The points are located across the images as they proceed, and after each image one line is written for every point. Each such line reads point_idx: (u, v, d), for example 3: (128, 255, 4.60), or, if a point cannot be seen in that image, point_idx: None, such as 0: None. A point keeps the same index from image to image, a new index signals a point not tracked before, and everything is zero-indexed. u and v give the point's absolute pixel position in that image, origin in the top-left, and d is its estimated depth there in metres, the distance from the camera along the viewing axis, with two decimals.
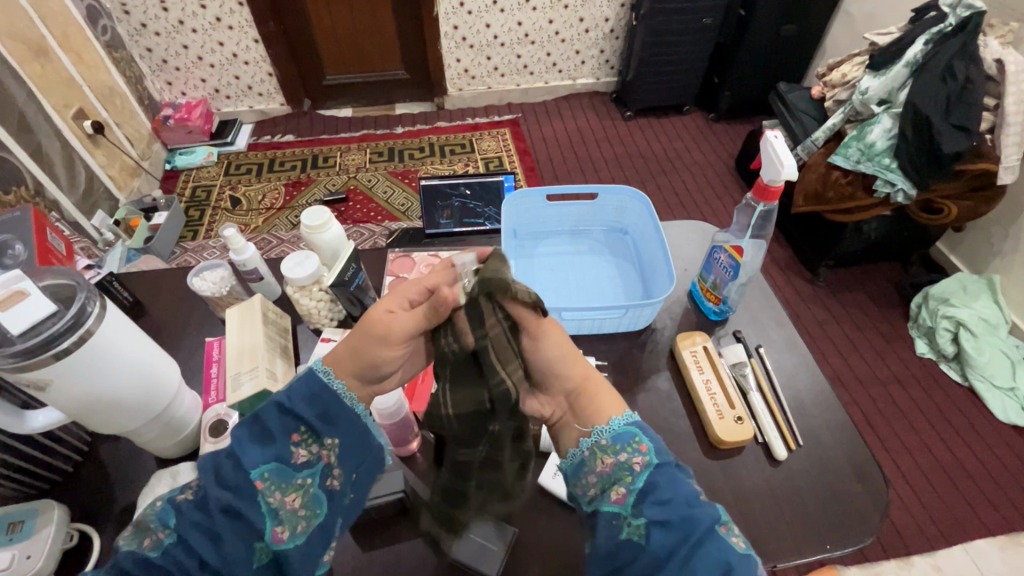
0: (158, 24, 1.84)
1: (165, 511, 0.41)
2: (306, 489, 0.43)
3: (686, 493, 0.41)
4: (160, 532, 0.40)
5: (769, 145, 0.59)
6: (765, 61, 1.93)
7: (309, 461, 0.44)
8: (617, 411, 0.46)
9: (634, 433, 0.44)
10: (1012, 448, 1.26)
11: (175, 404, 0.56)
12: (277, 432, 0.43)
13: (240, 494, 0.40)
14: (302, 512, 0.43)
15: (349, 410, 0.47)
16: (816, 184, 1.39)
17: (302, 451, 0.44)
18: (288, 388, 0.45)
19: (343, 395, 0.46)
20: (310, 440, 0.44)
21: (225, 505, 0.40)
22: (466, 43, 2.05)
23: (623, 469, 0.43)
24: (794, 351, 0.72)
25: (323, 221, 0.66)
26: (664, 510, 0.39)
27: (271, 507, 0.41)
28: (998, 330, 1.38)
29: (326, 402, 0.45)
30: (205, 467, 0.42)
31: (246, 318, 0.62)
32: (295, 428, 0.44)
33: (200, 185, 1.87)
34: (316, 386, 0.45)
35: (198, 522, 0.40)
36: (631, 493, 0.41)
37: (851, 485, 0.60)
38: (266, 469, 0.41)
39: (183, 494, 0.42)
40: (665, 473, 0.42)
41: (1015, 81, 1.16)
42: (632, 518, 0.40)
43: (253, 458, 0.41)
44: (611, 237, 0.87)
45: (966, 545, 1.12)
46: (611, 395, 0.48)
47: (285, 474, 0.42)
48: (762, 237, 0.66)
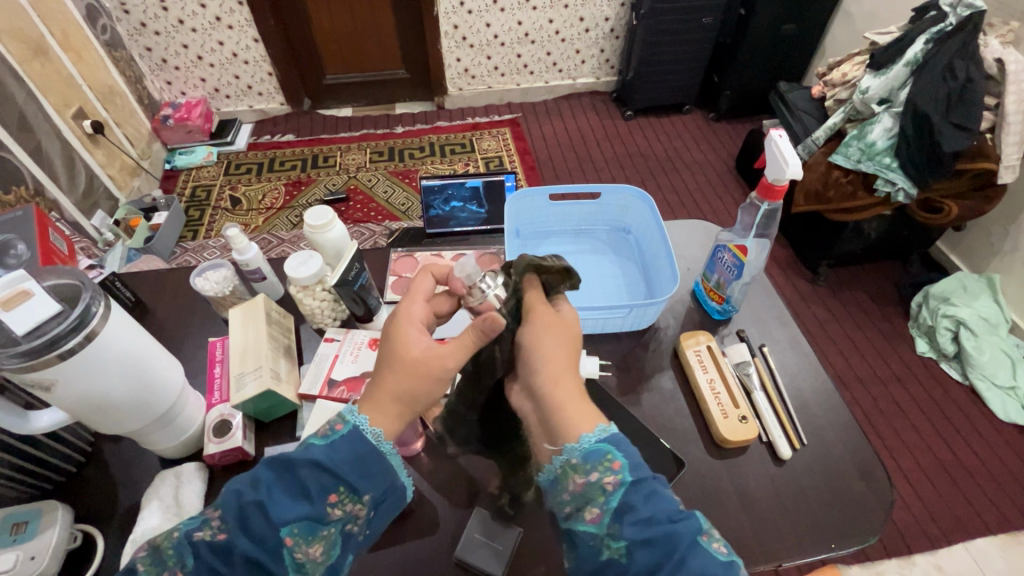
0: (157, 24, 1.84)
1: (182, 546, 0.40)
2: (332, 543, 0.41)
3: (664, 511, 0.38)
4: (178, 569, 0.40)
5: (773, 144, 0.59)
6: (765, 60, 1.94)
7: (341, 517, 0.41)
8: (586, 425, 0.42)
9: (605, 449, 0.40)
10: (1013, 447, 1.26)
11: (179, 404, 0.56)
12: (314, 491, 0.40)
13: (265, 547, 0.38)
14: (323, 561, 0.41)
15: (390, 466, 0.44)
16: (816, 184, 1.39)
17: (337, 509, 0.41)
18: (332, 441, 0.42)
19: (387, 453, 0.43)
20: (346, 499, 0.41)
21: (249, 556, 0.38)
22: (466, 43, 2.05)
23: (595, 489, 0.39)
24: (797, 350, 0.72)
25: (325, 221, 0.66)
26: (641, 531, 0.37)
27: (295, 561, 0.39)
28: (998, 329, 1.39)
29: (368, 461, 0.42)
30: (230, 507, 0.39)
31: (249, 317, 0.62)
32: (333, 487, 0.41)
33: (200, 185, 1.86)
34: (360, 444, 0.42)
35: (215, 567, 0.39)
36: (605, 514, 0.39)
37: (855, 483, 0.60)
38: (295, 526, 0.39)
39: (203, 531, 0.40)
40: (641, 491, 0.39)
41: (1016, 80, 1.16)
42: (611, 539, 0.38)
43: (283, 513, 0.39)
44: (613, 236, 0.87)
45: (967, 543, 1.12)
46: (589, 409, 0.43)
47: (314, 529, 0.40)
48: (767, 236, 0.66)
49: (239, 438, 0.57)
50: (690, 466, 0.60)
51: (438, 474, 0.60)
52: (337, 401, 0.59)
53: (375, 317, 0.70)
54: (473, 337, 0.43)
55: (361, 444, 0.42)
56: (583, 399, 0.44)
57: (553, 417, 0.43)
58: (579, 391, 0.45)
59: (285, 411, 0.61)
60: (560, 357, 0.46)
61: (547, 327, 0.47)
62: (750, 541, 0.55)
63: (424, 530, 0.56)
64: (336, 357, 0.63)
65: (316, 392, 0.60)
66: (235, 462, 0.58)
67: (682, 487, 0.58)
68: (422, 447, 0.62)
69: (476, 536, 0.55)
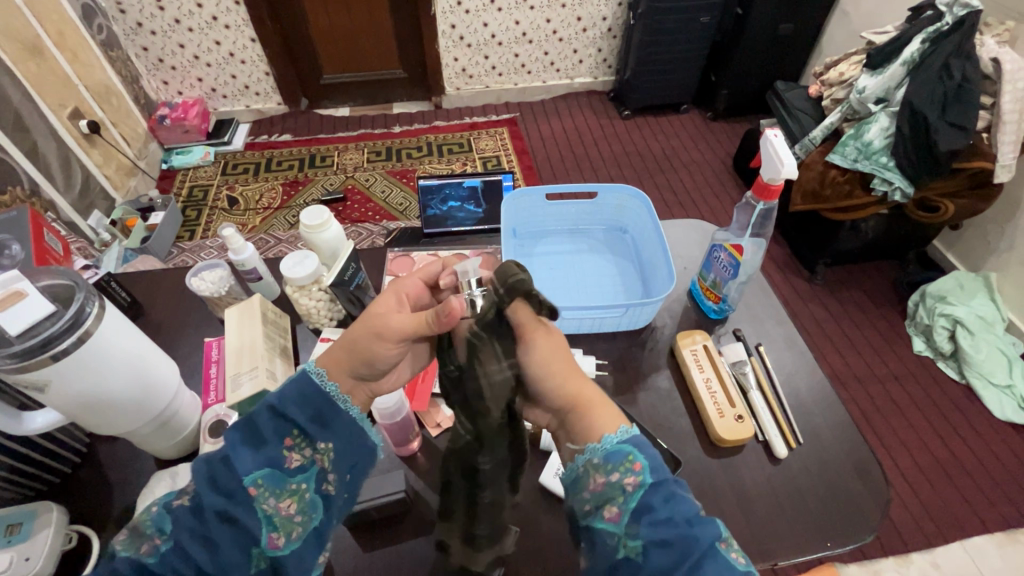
0: (153, 23, 1.84)
1: (161, 516, 0.40)
2: (302, 496, 0.43)
3: (682, 513, 0.39)
4: (157, 538, 0.40)
5: (768, 144, 0.59)
6: (762, 59, 1.94)
7: (303, 465, 0.43)
8: (609, 427, 0.44)
9: (628, 450, 0.42)
10: (1009, 445, 1.27)
11: (174, 405, 0.55)
12: (269, 436, 0.42)
13: (234, 500, 0.40)
14: (298, 519, 0.42)
15: (346, 414, 0.46)
16: (813, 183, 1.40)
17: (295, 454, 0.43)
18: (281, 389, 0.45)
19: (336, 396, 0.46)
20: (303, 444, 0.44)
21: (219, 510, 0.39)
22: (463, 42, 2.05)
23: (616, 488, 0.40)
24: (794, 349, 0.72)
25: (322, 221, 0.66)
26: (659, 533, 0.38)
27: (265, 514, 0.40)
28: (994, 328, 1.39)
29: (318, 402, 0.45)
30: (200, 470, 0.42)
31: (246, 318, 0.62)
32: (288, 432, 0.43)
33: (197, 185, 1.86)
34: (307, 385, 0.45)
35: (193, 529, 0.39)
36: (625, 513, 0.40)
37: (851, 481, 0.60)
38: (258, 475, 0.41)
39: (181, 498, 0.41)
40: (660, 492, 0.40)
41: (1011, 79, 1.17)
42: (628, 538, 0.39)
43: (245, 463, 0.41)
44: (610, 236, 0.87)
45: (964, 541, 1.12)
46: (608, 412, 0.45)
47: (278, 479, 0.42)
48: (762, 235, 0.66)
49: None
50: (686, 465, 0.60)
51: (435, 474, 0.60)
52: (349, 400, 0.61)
53: None
54: (428, 318, 0.44)
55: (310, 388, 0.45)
56: (604, 401, 0.47)
57: (586, 411, 0.45)
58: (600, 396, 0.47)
59: None
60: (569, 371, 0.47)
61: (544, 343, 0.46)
62: (746, 540, 0.55)
63: (420, 530, 0.56)
64: None
65: None
66: None
67: None
68: (420, 448, 0.62)
69: None
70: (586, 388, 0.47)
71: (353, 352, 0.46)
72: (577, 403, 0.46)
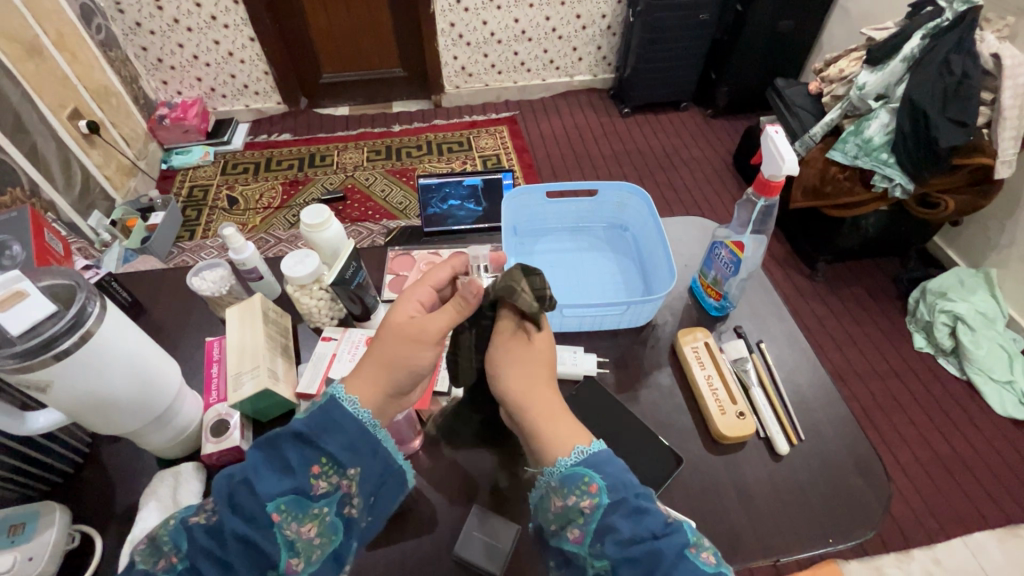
0: (152, 23, 1.84)
1: (177, 533, 0.41)
2: (324, 521, 0.42)
3: (648, 528, 0.39)
4: (173, 555, 0.40)
5: (769, 140, 0.59)
6: (761, 56, 1.94)
7: (328, 492, 0.43)
8: (563, 449, 0.43)
9: (583, 473, 0.41)
10: (1010, 441, 1.27)
11: (176, 406, 0.55)
12: (297, 463, 0.42)
13: (256, 526, 0.40)
14: (318, 543, 0.42)
15: (374, 439, 0.45)
16: (813, 179, 1.40)
17: (321, 481, 0.43)
18: (312, 412, 0.44)
19: (367, 424, 0.45)
20: (331, 472, 0.43)
21: (239, 534, 0.39)
22: (463, 40, 2.04)
23: (574, 511, 0.40)
24: (794, 345, 0.72)
25: (322, 219, 0.66)
26: (623, 552, 0.38)
27: (287, 540, 0.40)
28: (995, 324, 1.39)
29: (348, 431, 0.44)
30: (220, 491, 0.41)
31: (246, 317, 0.62)
32: (316, 460, 0.43)
33: (197, 185, 1.86)
34: (338, 414, 0.44)
35: (208, 550, 0.39)
36: (586, 534, 0.40)
37: (852, 478, 0.60)
38: (283, 502, 0.41)
39: (198, 516, 0.42)
40: (621, 510, 0.39)
41: (1012, 75, 1.17)
42: (593, 558, 0.39)
43: (270, 488, 0.40)
44: (611, 233, 0.87)
45: (965, 537, 1.13)
46: (570, 428, 0.45)
47: (302, 505, 0.41)
48: (763, 232, 0.66)
49: (236, 438, 0.56)
50: (688, 462, 0.60)
51: (437, 472, 0.60)
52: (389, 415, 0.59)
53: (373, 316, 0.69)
54: (456, 305, 0.47)
55: (341, 414, 0.44)
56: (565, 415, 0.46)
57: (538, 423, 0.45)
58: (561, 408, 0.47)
59: (283, 412, 0.60)
60: (533, 381, 0.47)
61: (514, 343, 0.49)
62: (748, 537, 0.55)
63: (423, 529, 0.56)
64: (333, 356, 0.63)
65: (314, 391, 0.60)
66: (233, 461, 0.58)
67: (681, 484, 0.58)
68: (421, 445, 0.62)
69: (475, 534, 0.55)
70: (546, 399, 0.47)
71: (390, 367, 0.46)
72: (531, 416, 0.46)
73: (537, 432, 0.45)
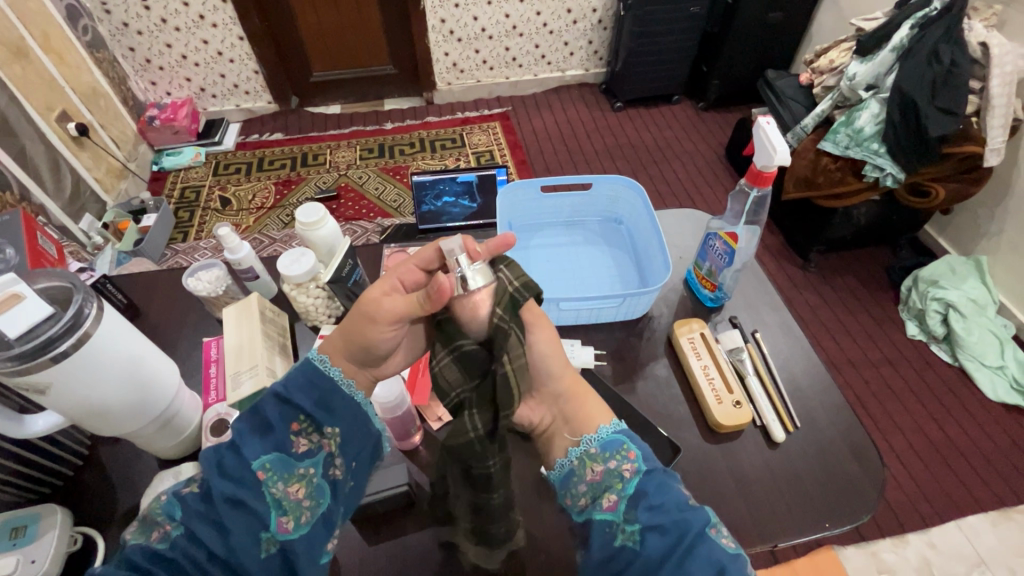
0: (140, 23, 1.82)
1: (169, 504, 0.42)
2: (310, 481, 0.45)
3: (676, 499, 0.42)
4: (167, 525, 0.41)
5: (760, 131, 0.59)
6: (752, 47, 1.94)
7: (310, 450, 0.46)
8: (604, 420, 0.47)
9: (623, 442, 0.45)
10: (1001, 425, 1.29)
11: (175, 406, 0.55)
12: (277, 423, 0.45)
13: (244, 485, 0.43)
14: (307, 504, 0.45)
15: (351, 400, 0.49)
16: (806, 170, 1.41)
17: (303, 440, 0.46)
18: (287, 378, 0.48)
19: (340, 383, 0.49)
20: (309, 430, 0.47)
21: (228, 495, 0.42)
22: (453, 37, 2.04)
23: (613, 476, 0.44)
24: (788, 334, 0.72)
25: (318, 218, 0.65)
26: (654, 517, 0.40)
27: (274, 497, 0.43)
28: (986, 311, 1.41)
29: (324, 391, 0.48)
30: (209, 459, 0.44)
31: (243, 316, 0.62)
32: (295, 419, 0.46)
33: (188, 186, 1.85)
34: (312, 376, 0.48)
35: (202, 513, 0.41)
36: (621, 500, 0.42)
37: (848, 463, 0.61)
38: (267, 459, 0.44)
39: (192, 486, 0.44)
40: (654, 479, 0.43)
41: (999, 63, 1.18)
42: (626, 525, 0.41)
43: (254, 449, 0.44)
44: (605, 227, 0.87)
45: (959, 521, 1.15)
46: (600, 407, 0.49)
47: (286, 464, 0.45)
48: (757, 223, 0.67)
49: None
50: (686, 452, 0.60)
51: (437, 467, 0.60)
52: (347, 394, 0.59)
53: None
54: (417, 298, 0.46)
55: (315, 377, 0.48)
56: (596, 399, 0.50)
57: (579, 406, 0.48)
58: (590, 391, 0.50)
59: None
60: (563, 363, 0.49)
61: (539, 327, 0.48)
62: (745, 523, 0.56)
63: (424, 523, 0.56)
64: None
65: None
66: None
67: (679, 473, 0.59)
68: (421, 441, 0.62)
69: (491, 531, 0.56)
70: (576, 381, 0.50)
71: (351, 338, 0.49)
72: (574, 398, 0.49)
73: None
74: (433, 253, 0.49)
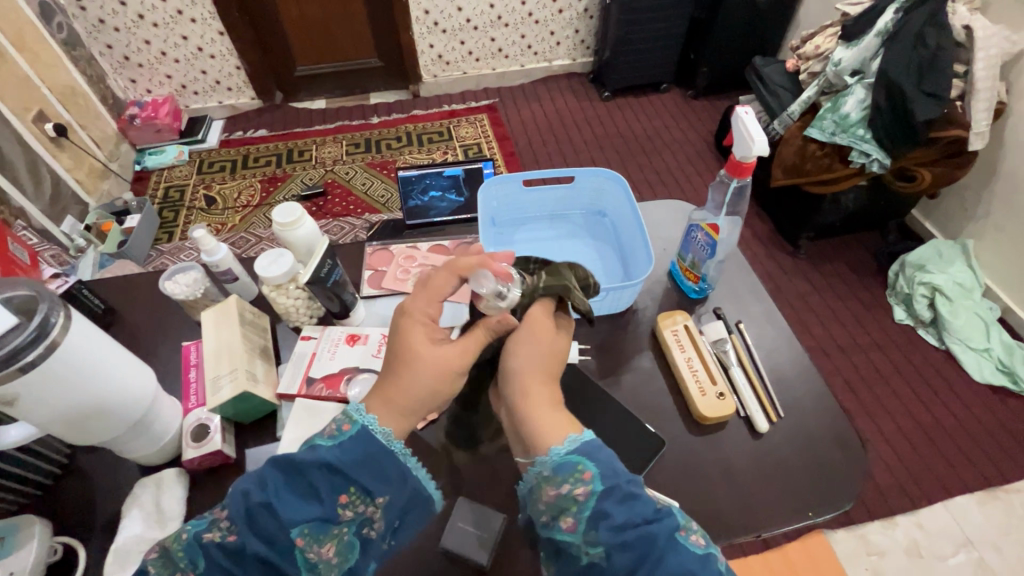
0: (116, 20, 1.79)
1: (193, 549, 0.42)
2: (344, 545, 0.43)
3: (640, 513, 0.40)
4: (189, 570, 0.41)
5: (739, 121, 0.59)
6: (740, 34, 1.93)
7: (353, 518, 0.43)
8: (557, 438, 0.44)
9: (577, 461, 0.42)
10: (987, 406, 1.31)
11: (154, 412, 0.54)
12: (325, 491, 0.42)
13: (277, 548, 0.40)
14: (337, 564, 0.42)
15: (401, 468, 0.45)
16: (793, 158, 1.42)
17: (348, 510, 0.43)
18: (343, 443, 0.44)
19: (397, 454, 0.45)
20: (357, 500, 0.43)
21: (261, 556, 0.40)
22: (438, 28, 2.01)
23: (568, 499, 0.41)
24: (772, 323, 0.72)
25: (294, 218, 0.64)
26: (619, 536, 0.38)
27: (307, 562, 0.41)
28: (972, 294, 1.43)
29: (379, 461, 0.44)
30: (237, 509, 0.41)
31: (222, 320, 0.61)
32: (344, 489, 0.43)
33: (172, 185, 1.82)
34: (371, 446, 0.44)
35: (227, 567, 0.40)
36: (580, 521, 0.40)
37: (832, 451, 0.61)
38: (306, 526, 0.41)
39: (212, 533, 0.42)
40: (614, 496, 0.40)
41: (983, 47, 1.19)
42: (588, 545, 0.39)
43: (296, 514, 0.41)
44: (589, 220, 0.87)
45: (946, 502, 1.17)
46: (557, 419, 0.46)
47: (325, 529, 0.42)
48: (738, 213, 0.67)
49: (218, 441, 0.56)
50: (671, 444, 0.61)
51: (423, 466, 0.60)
52: (320, 399, 0.59)
53: (352, 313, 0.68)
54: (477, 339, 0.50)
55: (372, 445, 0.45)
56: (555, 410, 0.47)
57: (529, 411, 0.47)
58: (552, 401, 0.48)
59: (266, 412, 0.60)
60: (538, 365, 0.50)
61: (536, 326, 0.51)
62: (730, 512, 0.56)
63: None
64: (313, 356, 0.62)
65: (295, 391, 0.60)
66: (216, 466, 0.57)
67: (664, 465, 0.59)
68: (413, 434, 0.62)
69: (459, 525, 0.55)
70: (541, 387, 0.48)
71: None
72: (526, 404, 0.47)
73: (523, 418, 0.47)
74: (447, 279, 0.51)
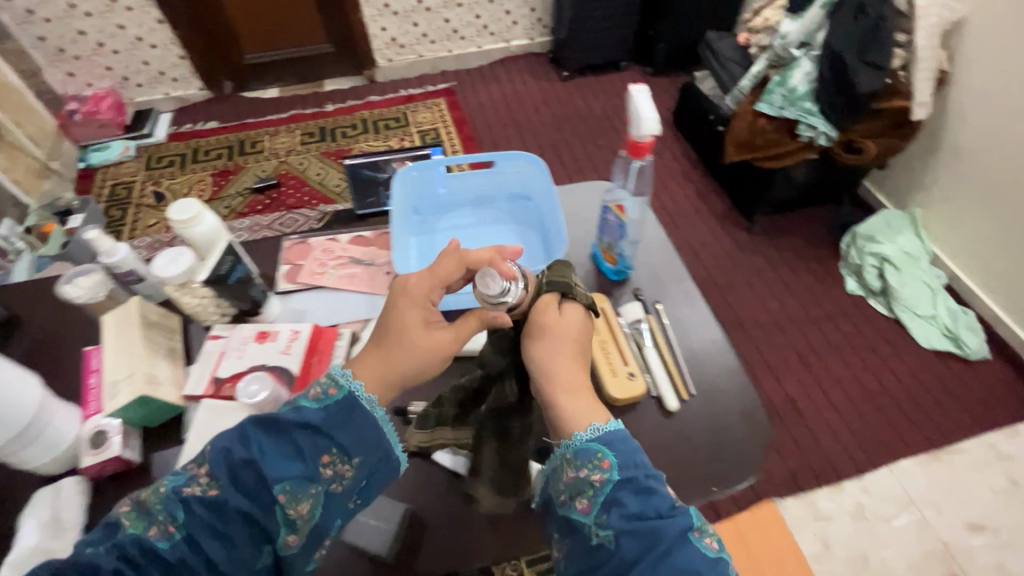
0: (47, 10, 1.71)
1: (171, 503, 0.42)
2: (321, 503, 0.44)
3: (655, 506, 0.40)
4: (169, 524, 0.42)
5: (630, 100, 0.59)
6: (695, 8, 1.91)
7: (332, 477, 0.45)
8: (581, 425, 0.45)
9: (597, 447, 0.43)
10: (933, 371, 1.34)
11: (42, 420, 0.53)
12: (308, 451, 0.44)
13: (257, 503, 0.42)
14: (312, 520, 0.44)
15: (381, 432, 0.47)
16: (744, 133, 1.41)
17: (329, 469, 0.44)
18: (327, 405, 0.45)
19: (378, 418, 0.47)
20: (338, 460, 0.45)
21: (242, 510, 0.42)
22: (389, 10, 1.96)
23: (586, 482, 0.42)
24: (693, 303, 0.73)
25: (191, 214, 0.62)
26: (629, 523, 0.39)
27: (286, 518, 0.43)
28: (920, 262, 1.45)
29: (360, 426, 0.46)
30: (219, 466, 0.42)
31: (124, 326, 0.59)
32: (326, 449, 0.44)
33: (118, 182, 1.76)
34: (354, 410, 0.45)
35: (208, 521, 0.41)
36: (594, 505, 0.41)
37: (745, 424, 0.62)
38: (287, 483, 0.42)
39: (192, 487, 0.42)
40: (630, 486, 0.41)
41: (922, 16, 1.20)
42: (598, 527, 0.40)
43: (277, 472, 0.42)
44: (514, 205, 0.85)
45: (891, 465, 1.20)
46: (588, 407, 0.47)
47: (304, 486, 0.43)
48: (643, 195, 0.68)
49: (117, 446, 0.54)
50: None
51: None
52: (225, 399, 0.58)
53: (265, 308, 0.67)
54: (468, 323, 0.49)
55: (357, 410, 0.46)
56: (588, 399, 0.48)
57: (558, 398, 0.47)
58: (583, 388, 0.48)
59: (172, 414, 0.59)
60: (566, 353, 0.49)
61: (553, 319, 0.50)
62: None
63: None
64: (220, 355, 0.61)
65: (200, 392, 0.58)
66: (120, 471, 0.56)
67: None
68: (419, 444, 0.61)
69: (364, 520, 0.57)
70: (568, 373, 0.48)
71: None
72: (558, 392, 0.48)
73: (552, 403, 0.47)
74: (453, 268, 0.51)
